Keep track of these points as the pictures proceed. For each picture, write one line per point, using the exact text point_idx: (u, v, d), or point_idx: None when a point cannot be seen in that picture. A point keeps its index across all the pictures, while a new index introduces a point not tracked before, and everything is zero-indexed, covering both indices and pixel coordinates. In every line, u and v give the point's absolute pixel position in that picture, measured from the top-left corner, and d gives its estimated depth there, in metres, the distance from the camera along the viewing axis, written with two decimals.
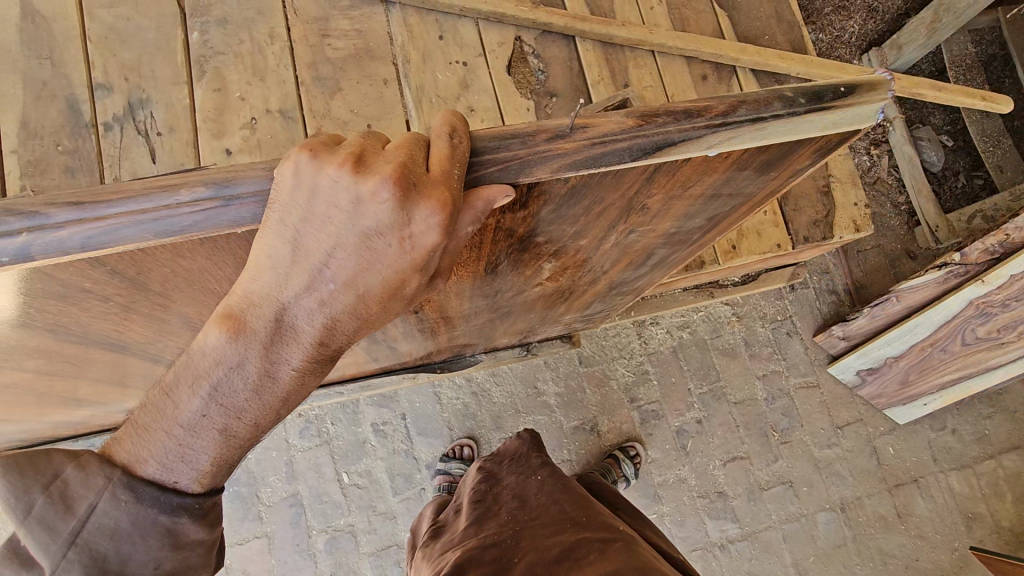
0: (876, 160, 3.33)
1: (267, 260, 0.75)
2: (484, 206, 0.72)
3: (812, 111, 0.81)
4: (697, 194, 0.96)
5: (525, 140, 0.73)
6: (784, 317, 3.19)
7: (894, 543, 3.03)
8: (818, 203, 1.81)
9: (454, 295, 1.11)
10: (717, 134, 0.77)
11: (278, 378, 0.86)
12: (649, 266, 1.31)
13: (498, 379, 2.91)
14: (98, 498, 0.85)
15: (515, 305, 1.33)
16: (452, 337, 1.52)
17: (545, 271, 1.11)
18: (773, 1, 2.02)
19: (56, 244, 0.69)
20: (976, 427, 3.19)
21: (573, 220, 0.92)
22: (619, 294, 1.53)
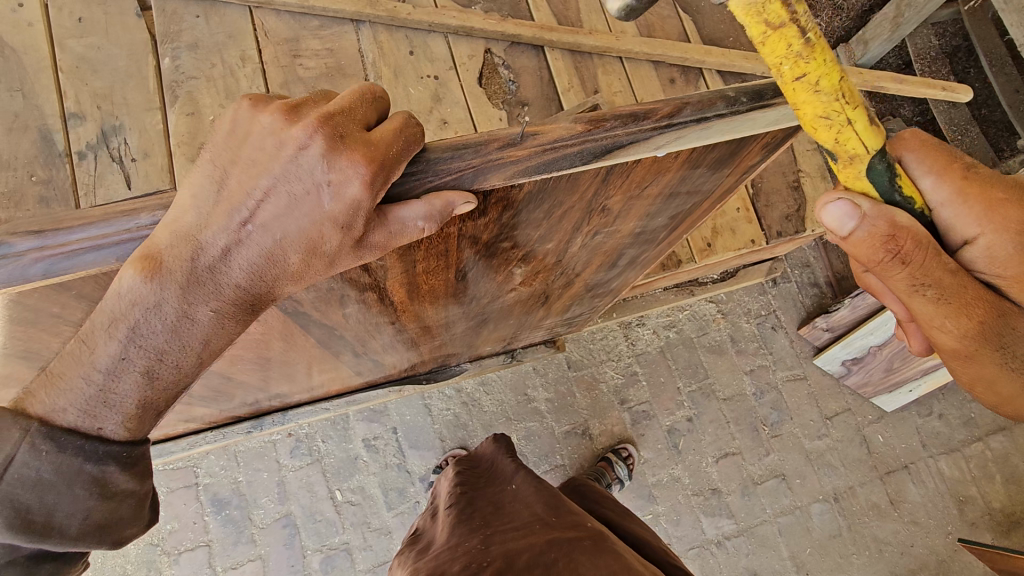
0: None
1: (190, 198, 0.72)
2: (441, 207, 0.74)
3: (754, 109, 0.83)
4: (655, 193, 0.98)
5: (478, 149, 0.72)
6: (768, 312, 3.23)
7: (888, 530, 3.05)
8: (789, 199, 1.86)
9: (429, 305, 1.13)
10: (662, 136, 0.79)
11: (197, 321, 0.81)
12: (621, 266, 1.33)
13: (488, 388, 2.92)
14: (16, 450, 0.78)
15: (491, 312, 1.34)
16: (435, 347, 1.53)
17: (517, 275, 1.13)
18: None
19: (18, 272, 0.69)
20: (962, 411, 3.24)
21: (536, 224, 0.93)
22: (595, 296, 1.54)
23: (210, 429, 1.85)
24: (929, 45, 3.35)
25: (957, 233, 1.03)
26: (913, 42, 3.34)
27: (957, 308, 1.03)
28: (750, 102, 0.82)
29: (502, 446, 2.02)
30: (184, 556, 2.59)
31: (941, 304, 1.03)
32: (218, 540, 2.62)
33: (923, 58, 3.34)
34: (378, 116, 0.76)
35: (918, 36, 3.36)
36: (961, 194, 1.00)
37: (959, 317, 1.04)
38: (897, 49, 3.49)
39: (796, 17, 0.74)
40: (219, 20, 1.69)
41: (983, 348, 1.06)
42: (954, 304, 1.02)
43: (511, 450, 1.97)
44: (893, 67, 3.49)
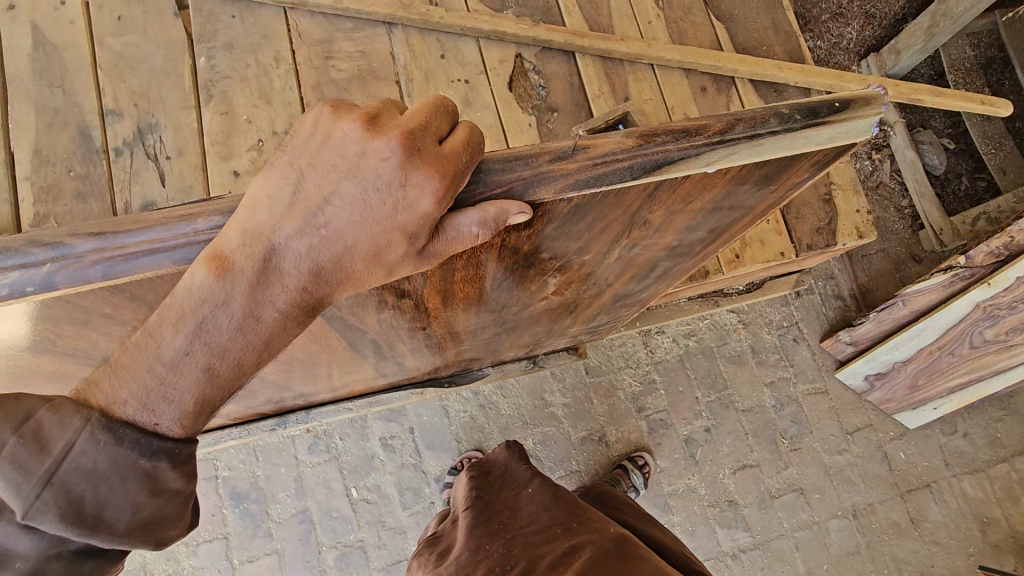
0: (879, 164, 3.43)
1: (265, 199, 0.72)
2: (494, 214, 0.72)
3: (809, 128, 0.82)
4: (698, 208, 0.97)
5: (529, 162, 0.73)
6: (790, 323, 3.19)
7: (908, 550, 2.99)
8: (821, 212, 1.81)
9: (460, 312, 1.13)
10: (714, 152, 0.79)
11: (262, 319, 0.78)
12: (653, 278, 1.32)
13: (506, 391, 2.92)
14: (76, 438, 0.75)
15: (520, 320, 1.33)
16: (460, 352, 1.53)
17: (550, 285, 1.12)
18: (770, 11, 2.04)
19: (80, 275, 0.71)
20: (987, 430, 3.17)
21: (576, 236, 0.92)
22: (622, 306, 1.52)
23: (234, 425, 1.87)
24: (963, 56, 3.29)
25: None
26: (947, 53, 3.28)
27: None
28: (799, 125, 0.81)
29: (517, 453, 2.04)
30: (202, 547, 2.62)
31: None
32: (236, 533, 2.65)
33: (957, 69, 3.28)
34: (452, 127, 0.76)
35: (952, 47, 3.30)
36: None
37: None
38: (930, 59, 3.43)
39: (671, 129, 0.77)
40: (254, 20, 1.71)
41: None
42: None
43: (523, 459, 1.97)
44: (924, 77, 3.43)
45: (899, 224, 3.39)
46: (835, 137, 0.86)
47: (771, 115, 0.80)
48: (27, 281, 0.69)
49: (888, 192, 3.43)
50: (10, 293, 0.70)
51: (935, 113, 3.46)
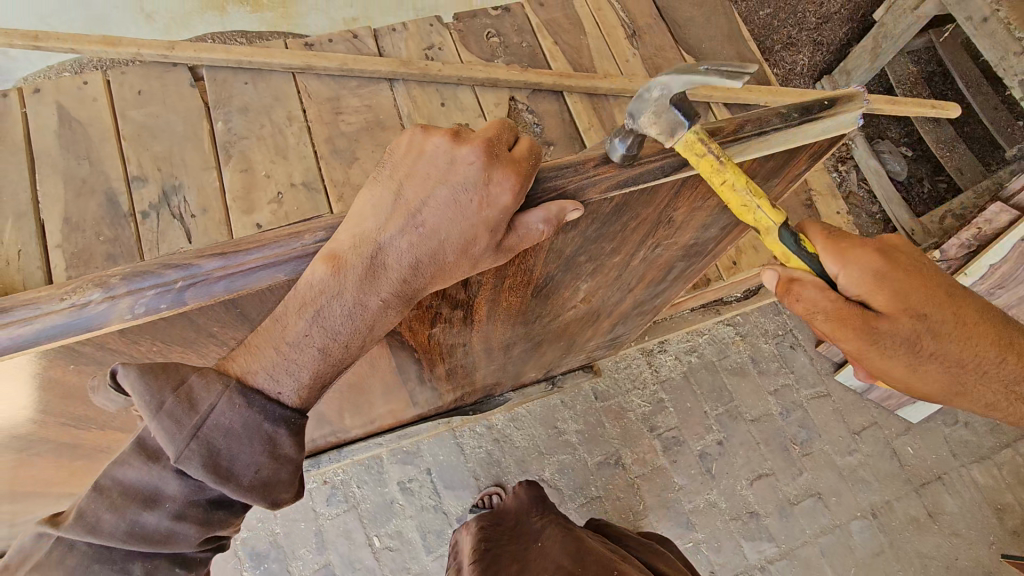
0: (845, 175, 3.79)
1: (372, 205, 0.83)
2: (556, 211, 0.83)
3: (810, 122, 0.95)
4: (714, 206, 1.08)
5: (577, 168, 0.86)
6: (784, 332, 3.33)
7: (930, 545, 3.02)
8: (803, 216, 1.94)
9: (502, 325, 1.21)
10: (732, 148, 0.90)
11: (367, 308, 0.88)
12: (668, 281, 1.41)
13: (519, 424, 2.96)
14: (218, 400, 0.87)
15: (548, 333, 1.41)
16: (488, 374, 1.59)
17: (580, 292, 1.21)
18: (734, 43, 2.25)
19: (205, 290, 0.82)
20: (987, 418, 3.28)
21: (612, 238, 1.02)
22: (637, 316, 1.61)
23: None
24: (906, 72, 3.62)
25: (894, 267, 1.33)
26: (891, 70, 3.61)
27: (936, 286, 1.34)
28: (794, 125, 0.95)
29: (535, 492, 2.18)
30: None
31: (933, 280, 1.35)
32: None
33: (904, 84, 3.57)
34: (519, 139, 0.87)
35: (896, 65, 3.62)
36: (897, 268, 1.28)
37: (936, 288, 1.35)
38: (878, 77, 3.76)
39: (712, 146, 0.85)
40: (266, 85, 1.85)
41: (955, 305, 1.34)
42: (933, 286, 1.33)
43: (538, 504, 2.06)
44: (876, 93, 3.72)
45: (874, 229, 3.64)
46: (839, 126, 0.98)
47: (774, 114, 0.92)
48: (161, 299, 0.81)
49: (858, 200, 3.75)
50: (146, 312, 0.82)
51: (891, 125, 3.85)
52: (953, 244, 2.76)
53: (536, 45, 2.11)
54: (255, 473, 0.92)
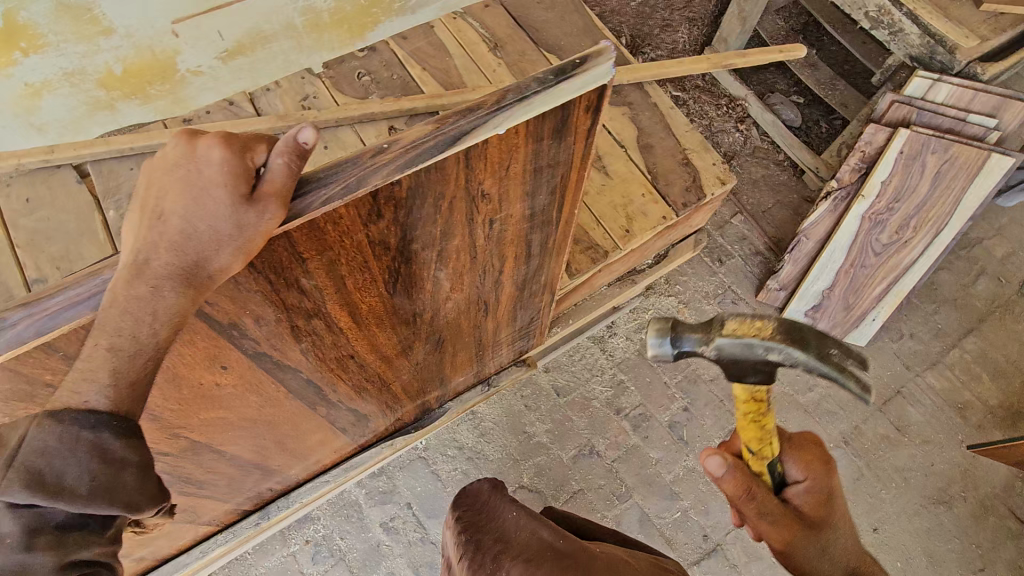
0: (747, 133, 4.03)
1: (127, 224, 0.90)
2: (285, 138, 0.79)
3: (561, 81, 0.87)
4: (522, 173, 1.00)
5: (355, 161, 0.80)
6: (723, 290, 3.52)
7: (904, 457, 3.12)
8: (683, 174, 2.12)
9: (377, 330, 1.20)
10: (495, 116, 0.84)
11: (141, 298, 0.84)
12: (537, 256, 1.35)
13: (489, 437, 3.00)
14: (27, 429, 0.89)
15: (441, 324, 1.38)
16: (419, 388, 1.67)
17: (445, 283, 1.19)
18: (591, 36, 2.42)
19: (14, 337, 0.84)
20: (929, 325, 3.50)
21: (436, 221, 0.97)
22: (532, 297, 1.57)
23: (216, 534, 1.83)
24: (776, 27, 3.91)
25: (791, 473, 1.47)
26: (763, 28, 3.90)
27: (783, 525, 1.35)
28: (698, 327, 1.32)
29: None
30: None
31: (773, 522, 1.36)
32: None
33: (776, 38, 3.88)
34: None
35: (766, 22, 3.91)
36: (795, 450, 1.47)
37: (783, 528, 1.35)
38: (754, 38, 4.04)
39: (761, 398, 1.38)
40: None
41: (796, 548, 1.35)
42: (782, 519, 1.36)
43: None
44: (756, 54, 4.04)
45: (785, 175, 3.94)
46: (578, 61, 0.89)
47: (775, 319, 1.28)
48: None
49: (765, 153, 4.01)
50: None
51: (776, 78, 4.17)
52: (845, 170, 2.99)
53: (407, 75, 2.23)
54: (96, 482, 0.91)
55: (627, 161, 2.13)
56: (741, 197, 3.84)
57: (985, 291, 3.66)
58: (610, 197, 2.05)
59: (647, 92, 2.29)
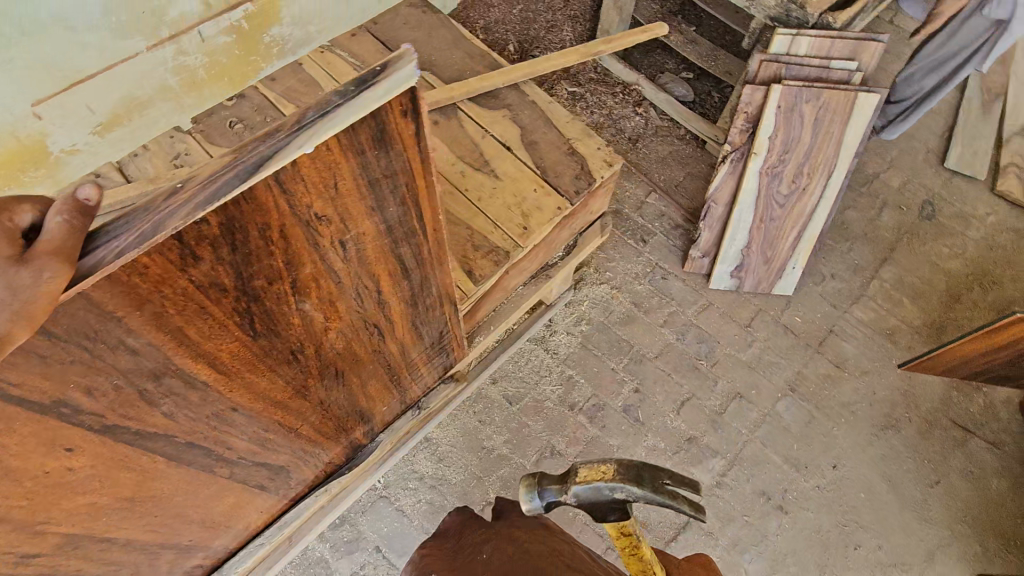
0: (647, 115, 4.16)
1: None
2: (62, 201, 0.74)
3: (363, 91, 0.86)
4: (354, 190, 0.98)
5: (147, 211, 0.76)
6: (652, 268, 3.57)
7: (848, 391, 3.23)
8: (571, 163, 2.17)
9: (255, 380, 1.14)
10: (298, 138, 0.82)
11: None
12: (416, 267, 1.32)
13: (448, 461, 2.94)
14: None
15: (333, 358, 1.31)
16: (341, 425, 1.62)
17: (316, 314, 1.14)
18: (462, 48, 2.46)
19: None
20: (846, 262, 3.68)
21: (273, 254, 0.93)
22: (429, 310, 1.54)
23: None
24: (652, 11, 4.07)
25: None
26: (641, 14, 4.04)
27: None
28: (557, 478, 1.05)
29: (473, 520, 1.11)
30: None
31: None
32: None
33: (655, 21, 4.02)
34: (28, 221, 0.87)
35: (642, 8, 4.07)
36: None
37: None
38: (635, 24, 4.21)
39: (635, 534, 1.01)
40: None
41: None
42: None
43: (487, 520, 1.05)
44: None
45: (690, 148, 4.08)
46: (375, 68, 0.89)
47: (620, 460, 1.03)
48: None
49: (668, 130, 4.14)
50: None
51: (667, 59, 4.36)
52: (734, 132, 3.13)
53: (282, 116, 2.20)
54: None
55: (515, 162, 2.16)
56: (652, 176, 3.94)
57: (889, 221, 3.88)
58: (504, 198, 2.07)
59: (524, 91, 2.35)
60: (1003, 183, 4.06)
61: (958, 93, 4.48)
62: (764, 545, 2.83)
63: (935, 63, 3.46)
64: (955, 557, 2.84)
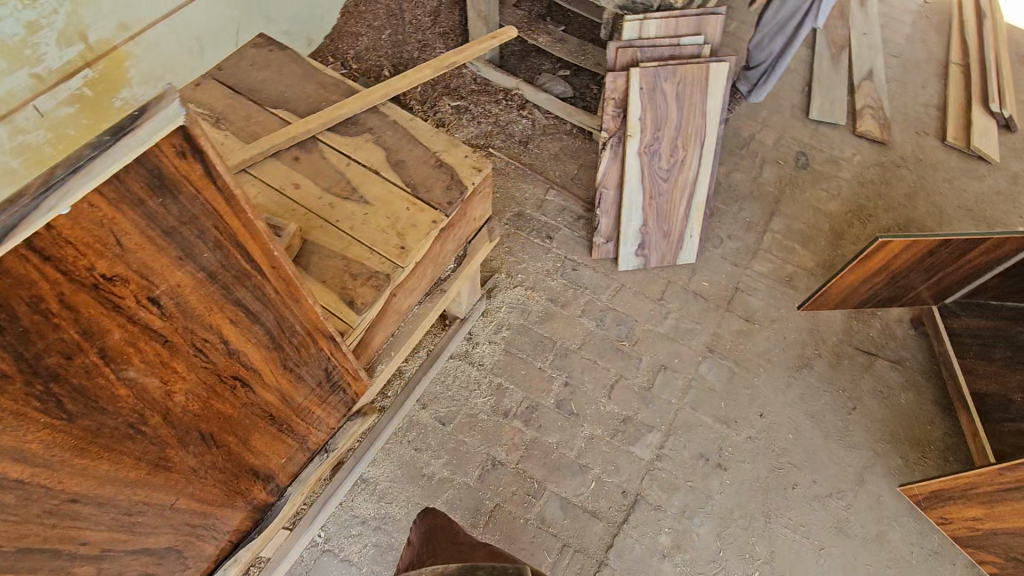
0: (532, 116, 4.24)
1: None
2: None
3: (119, 140, 0.80)
4: (144, 241, 0.93)
5: None
6: (561, 262, 3.62)
7: (762, 342, 3.39)
8: (440, 176, 2.16)
9: (90, 464, 1.06)
10: (46, 199, 0.77)
11: None
12: (263, 312, 1.27)
13: (389, 497, 2.84)
14: None
15: (190, 421, 1.25)
16: (233, 489, 1.54)
17: (145, 381, 1.09)
18: (314, 80, 2.42)
19: None
20: (739, 222, 3.88)
21: (55, 326, 0.88)
22: (300, 352, 1.49)
23: None
24: (518, 15, 4.18)
25: None
26: (506, 20, 4.13)
27: None
28: None
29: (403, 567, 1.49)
30: None
31: None
32: None
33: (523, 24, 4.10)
34: None
35: (508, 14, 4.16)
36: None
37: None
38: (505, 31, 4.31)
39: None
40: None
41: None
42: None
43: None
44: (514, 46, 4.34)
45: (578, 140, 4.19)
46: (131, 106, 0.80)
47: None
48: None
49: (554, 127, 4.24)
50: None
51: (542, 61, 4.49)
52: (608, 119, 3.24)
53: None
54: None
55: (384, 183, 2.13)
56: (547, 174, 4.01)
57: (770, 176, 4.12)
58: (377, 221, 2.04)
59: (384, 113, 2.32)
60: (862, 124, 4.41)
61: (809, 50, 4.86)
62: (711, 505, 2.90)
63: (777, 26, 3.66)
64: (882, 474, 3.02)
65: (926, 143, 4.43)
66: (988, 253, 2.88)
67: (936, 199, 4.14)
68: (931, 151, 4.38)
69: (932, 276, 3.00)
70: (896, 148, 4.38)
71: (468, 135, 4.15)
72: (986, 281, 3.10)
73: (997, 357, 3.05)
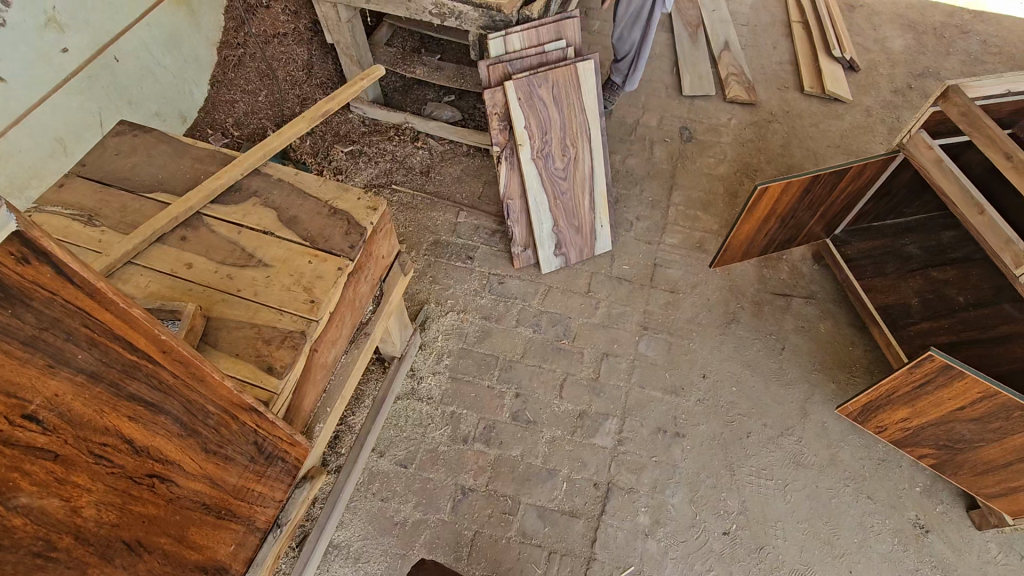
0: (427, 146, 4.30)
1: None
2: None
3: None
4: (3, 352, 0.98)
5: None
6: (486, 278, 3.67)
7: (690, 309, 3.56)
8: (337, 223, 2.16)
9: None
10: None
11: None
12: (160, 400, 1.25)
13: (364, 557, 2.74)
14: None
15: (110, 533, 1.17)
16: None
17: (42, 499, 1.05)
18: (188, 156, 2.36)
19: None
20: (643, 203, 4.08)
21: None
22: (220, 431, 1.43)
23: None
24: (390, 52, 4.22)
25: None
26: (379, 59, 4.18)
27: None
28: None
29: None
30: None
31: None
32: None
33: (398, 60, 4.14)
34: None
35: (380, 53, 4.20)
36: None
37: None
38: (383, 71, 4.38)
39: None
40: None
41: None
42: None
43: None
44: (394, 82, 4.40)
45: (476, 159, 4.28)
46: None
47: None
48: None
49: (450, 152, 4.31)
50: None
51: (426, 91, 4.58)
52: (496, 134, 3.34)
53: None
54: None
55: (280, 242, 2.10)
56: (453, 198, 4.07)
57: (661, 155, 4.36)
58: (281, 282, 2.00)
59: (267, 174, 2.29)
60: (730, 91, 4.75)
61: (669, 36, 5.21)
62: (678, 474, 2.99)
63: (633, 17, 3.87)
64: (821, 402, 3.22)
65: (789, 96, 4.83)
66: (857, 179, 3.15)
67: (809, 144, 4.51)
68: (794, 103, 4.78)
69: (817, 211, 3.27)
70: (764, 106, 4.75)
71: (368, 177, 4.13)
72: (864, 206, 3.41)
73: (891, 271, 3.34)
